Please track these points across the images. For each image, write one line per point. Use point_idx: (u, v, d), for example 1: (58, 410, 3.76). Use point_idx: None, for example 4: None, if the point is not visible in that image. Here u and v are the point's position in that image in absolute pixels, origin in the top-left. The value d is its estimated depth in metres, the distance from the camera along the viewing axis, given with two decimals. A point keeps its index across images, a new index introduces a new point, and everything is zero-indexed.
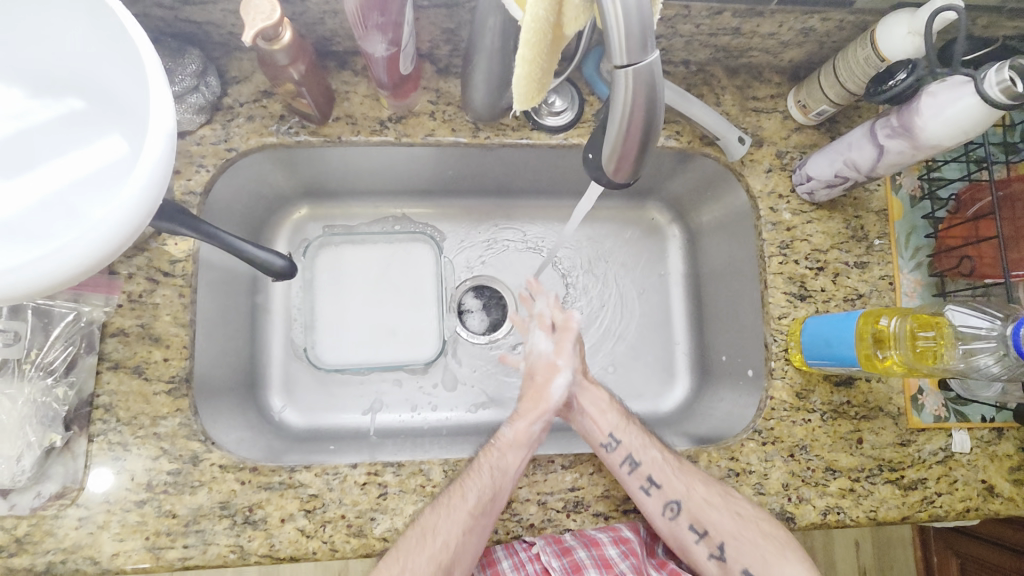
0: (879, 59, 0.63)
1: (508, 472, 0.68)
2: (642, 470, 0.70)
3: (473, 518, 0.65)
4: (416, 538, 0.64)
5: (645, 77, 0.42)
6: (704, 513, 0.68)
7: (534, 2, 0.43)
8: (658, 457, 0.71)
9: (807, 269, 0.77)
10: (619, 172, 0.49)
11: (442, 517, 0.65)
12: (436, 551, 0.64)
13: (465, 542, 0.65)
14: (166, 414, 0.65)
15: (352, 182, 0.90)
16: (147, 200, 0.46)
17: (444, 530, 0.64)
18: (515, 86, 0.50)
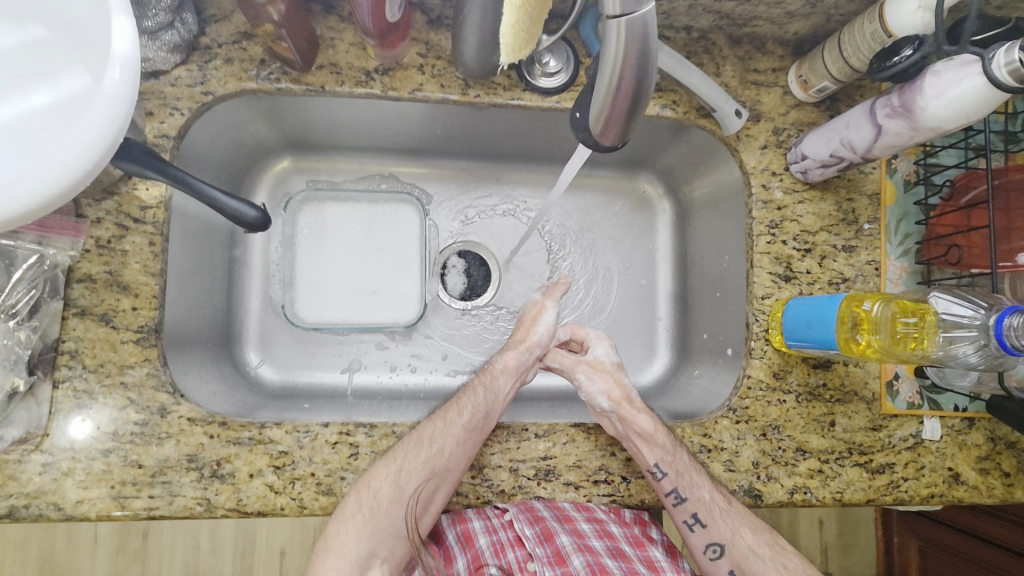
0: (887, 35, 0.61)
1: (500, 396, 0.71)
2: (688, 507, 0.68)
3: (474, 430, 0.67)
4: (420, 444, 0.65)
5: (638, 31, 0.39)
6: (749, 560, 0.67)
7: None
8: (707, 497, 0.68)
9: (795, 250, 0.76)
10: (606, 133, 0.47)
11: (438, 425, 0.67)
12: (433, 459, 0.65)
13: (455, 455, 0.66)
14: (134, 364, 0.64)
15: (337, 136, 0.87)
16: (108, 132, 0.45)
17: (439, 437, 0.66)
18: (502, 36, 0.48)
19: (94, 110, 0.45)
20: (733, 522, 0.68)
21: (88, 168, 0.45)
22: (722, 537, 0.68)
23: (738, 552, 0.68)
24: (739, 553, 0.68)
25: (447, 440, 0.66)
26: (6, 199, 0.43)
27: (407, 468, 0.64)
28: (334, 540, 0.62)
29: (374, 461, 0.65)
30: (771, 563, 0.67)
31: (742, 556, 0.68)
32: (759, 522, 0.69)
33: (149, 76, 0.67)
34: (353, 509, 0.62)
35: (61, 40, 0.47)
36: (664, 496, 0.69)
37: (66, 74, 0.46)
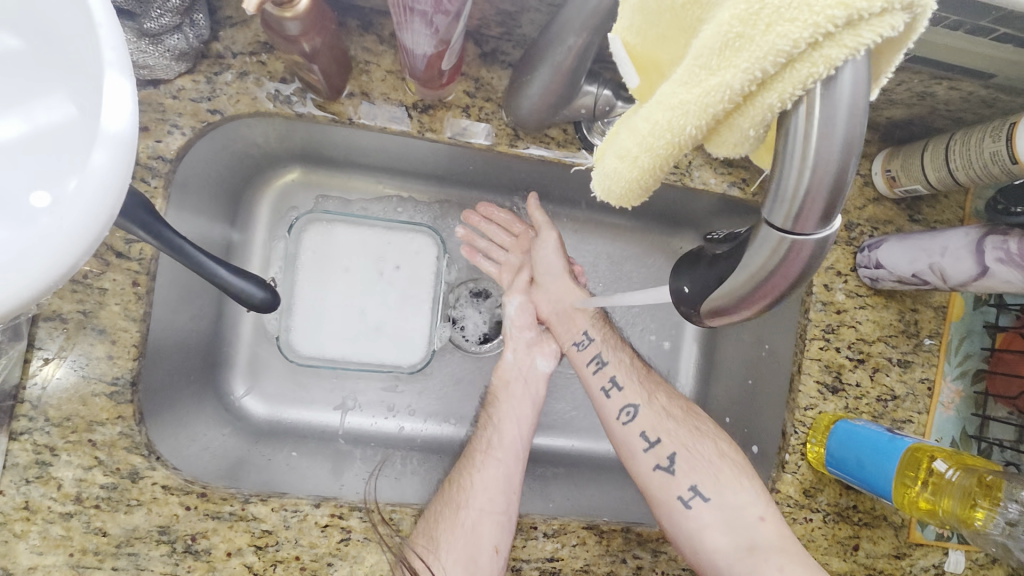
0: (1012, 160, 0.53)
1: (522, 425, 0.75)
2: (686, 478, 0.66)
3: (507, 469, 0.71)
4: (454, 490, 0.69)
5: (803, 252, 0.25)
6: (750, 528, 0.62)
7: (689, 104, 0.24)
8: (710, 456, 0.67)
9: (847, 359, 0.70)
10: (716, 322, 0.32)
11: (468, 463, 0.71)
12: (464, 499, 0.68)
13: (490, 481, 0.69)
14: (105, 420, 0.56)
15: (356, 155, 0.78)
16: (84, 239, 0.32)
17: (476, 478, 0.70)
18: (600, 175, 0.30)
19: (66, 208, 0.32)
20: (731, 478, 0.65)
21: (47, 285, 0.32)
22: (713, 493, 0.65)
23: (736, 517, 0.63)
24: (733, 515, 0.63)
25: (483, 485, 0.69)
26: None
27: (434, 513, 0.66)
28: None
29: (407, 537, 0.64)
30: (682, 425, 0.69)
31: (738, 517, 0.63)
32: (675, 392, 0.73)
33: (147, 83, 0.57)
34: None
35: (45, 92, 0.35)
36: (610, 413, 0.71)
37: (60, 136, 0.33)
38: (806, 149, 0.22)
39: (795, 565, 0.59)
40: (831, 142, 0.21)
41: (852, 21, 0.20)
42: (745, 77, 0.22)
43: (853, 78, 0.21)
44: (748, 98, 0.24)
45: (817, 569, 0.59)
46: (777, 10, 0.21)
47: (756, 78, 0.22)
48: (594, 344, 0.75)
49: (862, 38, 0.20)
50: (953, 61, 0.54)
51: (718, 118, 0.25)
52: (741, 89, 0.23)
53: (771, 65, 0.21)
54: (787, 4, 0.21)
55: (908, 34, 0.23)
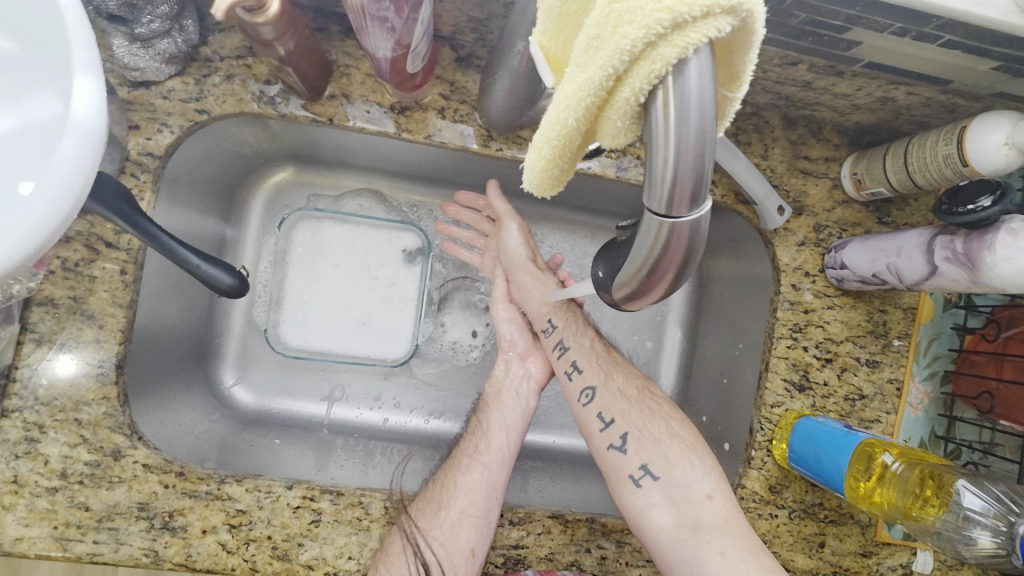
0: (962, 163, 0.54)
1: (513, 426, 0.75)
2: (568, 355, 0.73)
3: (491, 474, 0.70)
4: (439, 491, 0.69)
5: (683, 235, 0.27)
6: (616, 402, 0.68)
7: (565, 99, 0.27)
8: (586, 344, 0.74)
9: (814, 359, 0.71)
10: (631, 304, 0.34)
11: (458, 470, 0.70)
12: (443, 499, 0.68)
13: (478, 482, 0.69)
14: (90, 401, 0.60)
15: (344, 156, 0.81)
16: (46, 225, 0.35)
17: (469, 480, 0.69)
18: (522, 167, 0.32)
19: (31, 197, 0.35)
20: (605, 366, 0.71)
21: (17, 263, 0.35)
22: (595, 379, 0.70)
23: (607, 395, 0.69)
24: (608, 396, 0.69)
25: (468, 487, 0.68)
26: None
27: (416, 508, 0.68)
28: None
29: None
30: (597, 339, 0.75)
31: (609, 397, 0.68)
32: (631, 370, 0.72)
33: (138, 84, 0.61)
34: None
35: (30, 85, 0.38)
36: (573, 395, 0.71)
37: (43, 133, 0.37)
38: (668, 139, 0.24)
39: (653, 425, 0.66)
40: (689, 132, 0.23)
41: (679, 22, 0.22)
42: (603, 72, 0.24)
43: (700, 71, 0.23)
44: (613, 92, 0.25)
45: (674, 431, 0.65)
46: (621, 13, 0.23)
47: (611, 72, 0.24)
48: (558, 330, 0.76)
49: (690, 37, 0.22)
50: (910, 66, 0.56)
51: (596, 111, 0.27)
52: (601, 84, 0.25)
53: (618, 62, 0.23)
54: (628, 7, 0.23)
55: (756, 30, 0.24)
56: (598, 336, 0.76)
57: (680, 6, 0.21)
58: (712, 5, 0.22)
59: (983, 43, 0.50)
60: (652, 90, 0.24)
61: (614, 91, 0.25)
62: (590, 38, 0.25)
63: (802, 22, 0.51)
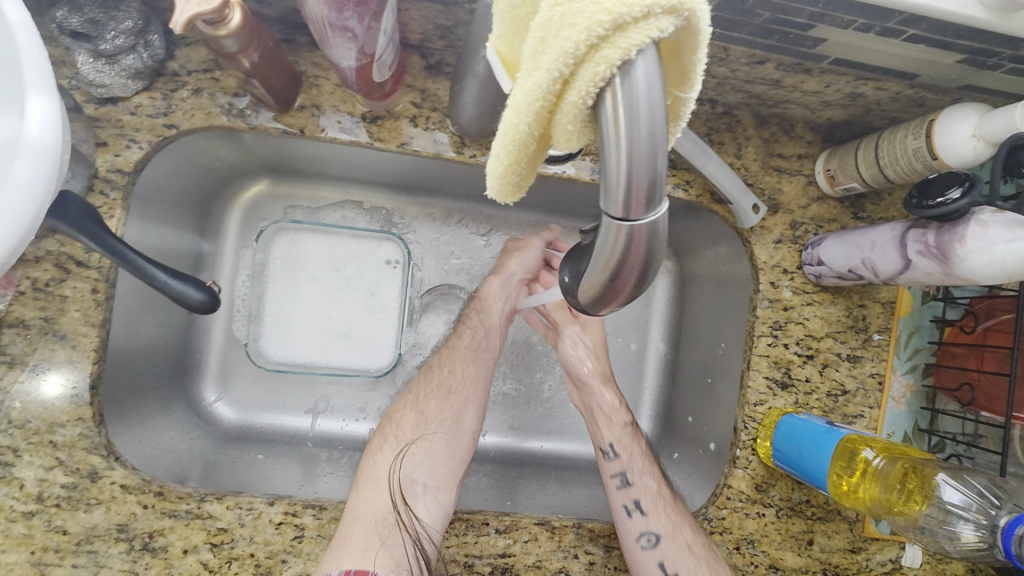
0: (932, 156, 0.54)
1: (493, 332, 0.78)
2: (631, 491, 0.70)
3: (486, 368, 0.76)
4: (441, 375, 0.74)
5: (642, 238, 0.27)
6: (681, 560, 0.63)
7: (515, 104, 0.26)
8: (651, 485, 0.70)
9: (796, 356, 0.71)
10: (596, 309, 0.34)
11: (455, 355, 0.75)
12: (449, 387, 0.73)
13: (476, 374, 0.75)
14: (65, 422, 0.59)
15: (321, 167, 0.81)
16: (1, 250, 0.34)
17: (462, 370, 0.74)
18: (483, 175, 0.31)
19: None
20: (674, 516, 0.67)
21: None
22: (661, 527, 0.66)
23: (674, 547, 0.64)
24: (672, 549, 0.64)
25: (469, 377, 0.74)
26: None
27: (423, 394, 0.72)
28: (364, 475, 0.65)
29: (394, 407, 0.73)
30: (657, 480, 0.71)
31: (676, 551, 0.64)
32: (699, 526, 0.68)
33: (105, 101, 0.60)
34: (380, 437, 0.69)
35: None
36: (631, 536, 0.66)
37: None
38: (619, 141, 0.23)
39: None
40: (639, 134, 0.23)
41: (619, 24, 0.21)
42: (548, 75, 0.23)
43: (647, 72, 0.22)
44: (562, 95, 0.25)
45: None
46: (563, 16, 0.23)
47: (558, 75, 0.23)
48: (621, 459, 0.73)
49: (632, 38, 0.22)
50: (875, 62, 0.56)
51: (548, 116, 0.26)
52: (549, 88, 0.24)
53: (562, 65, 0.23)
54: (570, 9, 0.22)
55: (703, 30, 0.24)
56: (665, 480, 0.72)
57: (619, 7, 0.21)
58: (652, 5, 0.21)
59: (946, 36, 0.50)
60: (601, 91, 0.23)
61: (563, 95, 0.24)
62: (537, 41, 0.25)
63: (766, 21, 0.51)
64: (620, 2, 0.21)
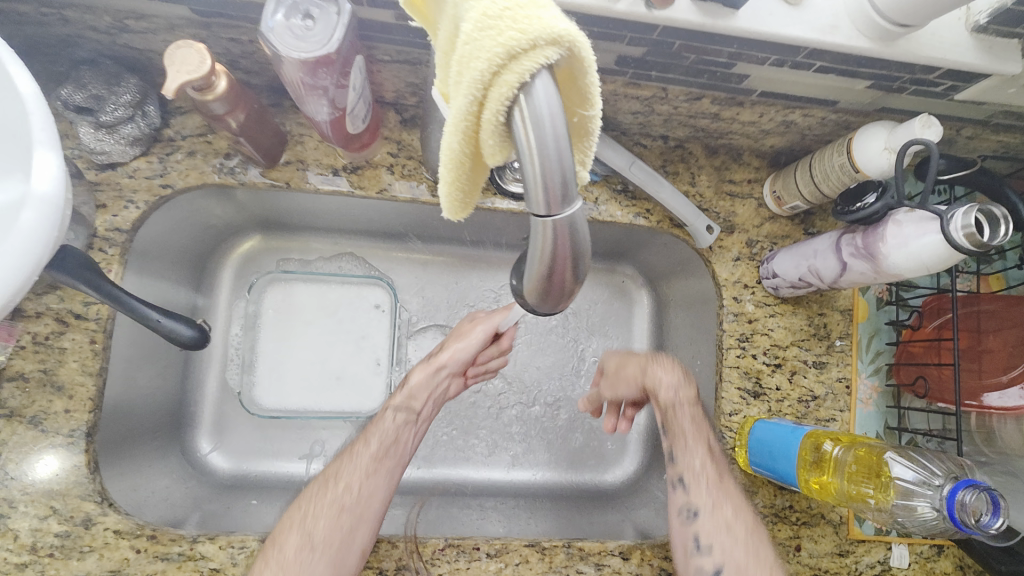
0: (854, 168, 0.60)
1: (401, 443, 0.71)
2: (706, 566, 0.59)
3: (381, 474, 0.67)
4: (323, 480, 0.66)
5: (565, 232, 0.31)
6: None
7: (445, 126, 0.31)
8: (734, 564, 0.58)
9: (764, 365, 0.74)
10: (544, 305, 0.38)
11: (347, 462, 0.67)
12: (342, 505, 0.63)
13: (375, 484, 0.66)
14: (61, 470, 0.61)
15: (310, 219, 0.87)
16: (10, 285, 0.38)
17: (352, 477, 0.66)
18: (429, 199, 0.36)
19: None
20: None
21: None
22: None
23: None
24: None
25: (354, 487, 0.65)
26: None
27: (312, 512, 0.63)
28: None
29: (279, 523, 0.63)
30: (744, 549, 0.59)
31: None
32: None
33: (106, 166, 0.66)
34: (259, 568, 0.58)
35: None
36: None
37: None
38: (531, 148, 0.28)
39: None
40: (544, 140, 0.28)
41: (513, 54, 0.27)
42: (465, 99, 0.29)
43: (543, 89, 0.27)
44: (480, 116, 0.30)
45: None
46: (472, 51, 0.28)
47: (472, 98, 0.28)
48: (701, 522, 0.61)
49: (524, 64, 0.27)
50: (796, 92, 0.63)
51: (472, 135, 0.31)
52: (467, 110, 0.29)
53: (474, 90, 0.28)
54: (473, 46, 0.28)
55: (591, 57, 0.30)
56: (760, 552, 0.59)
57: (511, 41, 0.27)
58: (536, 38, 0.27)
59: (849, 66, 0.57)
60: (510, 109, 0.28)
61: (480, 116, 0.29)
62: (456, 75, 0.30)
63: (692, 63, 0.58)
64: (512, 37, 0.27)
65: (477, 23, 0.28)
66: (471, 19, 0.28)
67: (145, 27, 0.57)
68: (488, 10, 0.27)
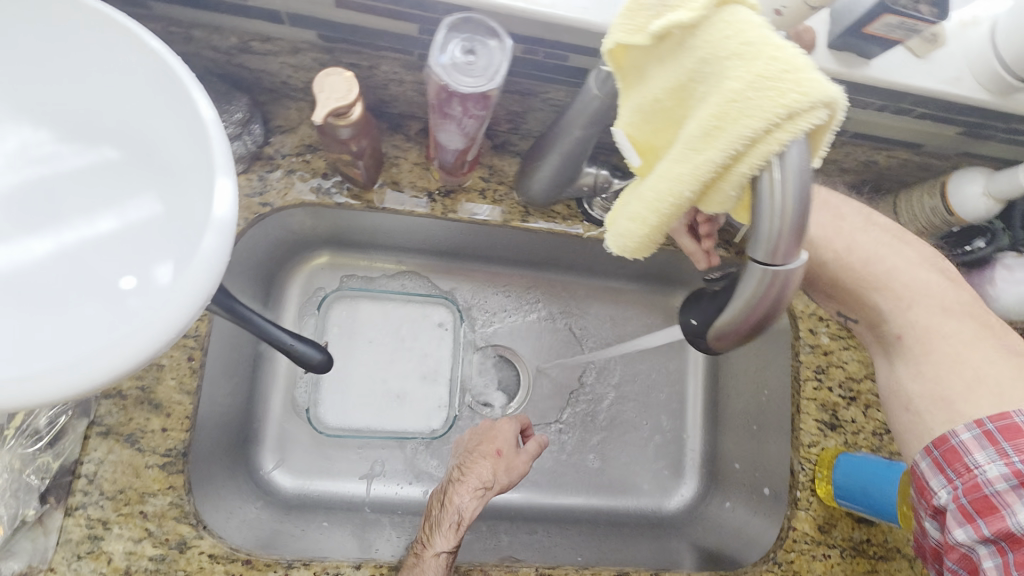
0: (948, 213, 0.62)
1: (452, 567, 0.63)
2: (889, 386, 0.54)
3: None
4: None
5: (779, 280, 0.33)
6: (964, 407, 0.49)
7: (684, 174, 0.33)
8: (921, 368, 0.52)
9: (840, 398, 0.76)
10: (721, 343, 0.39)
11: None
12: None
13: None
14: (156, 491, 0.59)
15: (381, 238, 0.86)
16: (189, 307, 0.40)
17: None
18: (619, 239, 0.38)
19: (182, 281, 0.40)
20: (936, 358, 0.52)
21: (162, 343, 0.40)
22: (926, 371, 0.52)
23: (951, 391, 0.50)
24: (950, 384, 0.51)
25: None
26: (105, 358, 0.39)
27: None
28: None
29: None
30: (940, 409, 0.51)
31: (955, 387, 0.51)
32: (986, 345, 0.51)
33: None
34: None
35: (134, 189, 0.46)
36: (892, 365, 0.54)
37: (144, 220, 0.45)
38: (776, 203, 0.29)
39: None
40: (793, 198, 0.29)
41: (792, 114, 0.28)
42: (724, 153, 0.30)
43: (798, 152, 0.29)
44: (726, 169, 0.31)
45: None
46: (741, 109, 0.30)
47: (731, 153, 0.30)
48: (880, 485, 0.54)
49: (800, 125, 0.28)
50: (887, 135, 0.66)
51: (706, 185, 0.33)
52: (722, 162, 0.31)
53: (740, 145, 0.30)
54: (743, 103, 0.30)
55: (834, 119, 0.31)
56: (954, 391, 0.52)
57: (793, 103, 0.28)
58: (813, 101, 0.28)
59: (949, 113, 0.59)
60: (760, 167, 0.30)
61: (730, 168, 0.31)
62: (704, 128, 0.32)
63: None
64: (793, 98, 0.28)
65: (749, 82, 0.30)
66: (740, 78, 0.30)
67: (268, 49, 0.58)
68: (766, 73, 0.29)
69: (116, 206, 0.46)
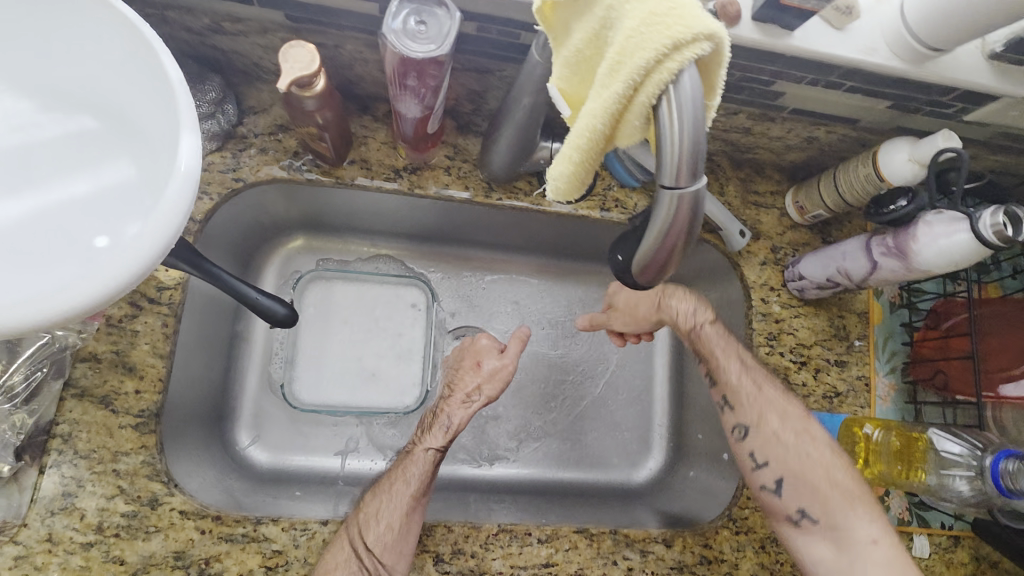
0: (879, 178, 0.67)
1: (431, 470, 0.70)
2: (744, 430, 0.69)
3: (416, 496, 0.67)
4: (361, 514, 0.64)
5: (688, 204, 0.35)
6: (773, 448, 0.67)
7: (596, 109, 0.37)
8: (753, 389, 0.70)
9: (792, 363, 0.80)
10: (645, 277, 0.42)
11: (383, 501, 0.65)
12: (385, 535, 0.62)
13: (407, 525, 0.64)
14: (129, 450, 0.61)
15: (354, 220, 0.90)
16: (152, 251, 0.43)
17: (387, 512, 0.64)
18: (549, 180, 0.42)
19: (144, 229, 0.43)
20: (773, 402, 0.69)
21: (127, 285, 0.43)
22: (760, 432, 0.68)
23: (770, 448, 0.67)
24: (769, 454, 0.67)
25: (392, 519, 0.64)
26: (71, 297, 0.42)
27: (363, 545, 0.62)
28: None
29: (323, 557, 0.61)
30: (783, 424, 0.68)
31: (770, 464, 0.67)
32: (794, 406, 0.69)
33: None
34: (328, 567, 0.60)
35: (107, 154, 0.49)
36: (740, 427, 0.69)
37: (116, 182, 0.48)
38: (672, 126, 0.33)
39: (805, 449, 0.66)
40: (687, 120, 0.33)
41: (678, 45, 0.33)
42: (625, 84, 0.34)
43: (689, 81, 0.33)
44: (631, 100, 0.35)
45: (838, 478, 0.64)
46: (637, 45, 0.34)
47: (631, 83, 0.34)
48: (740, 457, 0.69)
49: (685, 54, 0.32)
50: (824, 110, 0.70)
51: (616, 119, 0.36)
52: (625, 93, 0.34)
53: (637, 76, 0.33)
54: (640, 39, 0.34)
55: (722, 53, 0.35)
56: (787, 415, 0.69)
57: (678, 34, 0.32)
58: (696, 33, 0.32)
59: (875, 86, 0.64)
60: (659, 96, 0.34)
61: (633, 99, 0.35)
62: (611, 67, 0.36)
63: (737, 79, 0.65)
64: (678, 31, 0.33)
65: (643, 20, 0.34)
66: (636, 18, 0.34)
67: (238, 29, 0.62)
68: (657, 10, 0.33)
69: (89, 168, 0.49)
